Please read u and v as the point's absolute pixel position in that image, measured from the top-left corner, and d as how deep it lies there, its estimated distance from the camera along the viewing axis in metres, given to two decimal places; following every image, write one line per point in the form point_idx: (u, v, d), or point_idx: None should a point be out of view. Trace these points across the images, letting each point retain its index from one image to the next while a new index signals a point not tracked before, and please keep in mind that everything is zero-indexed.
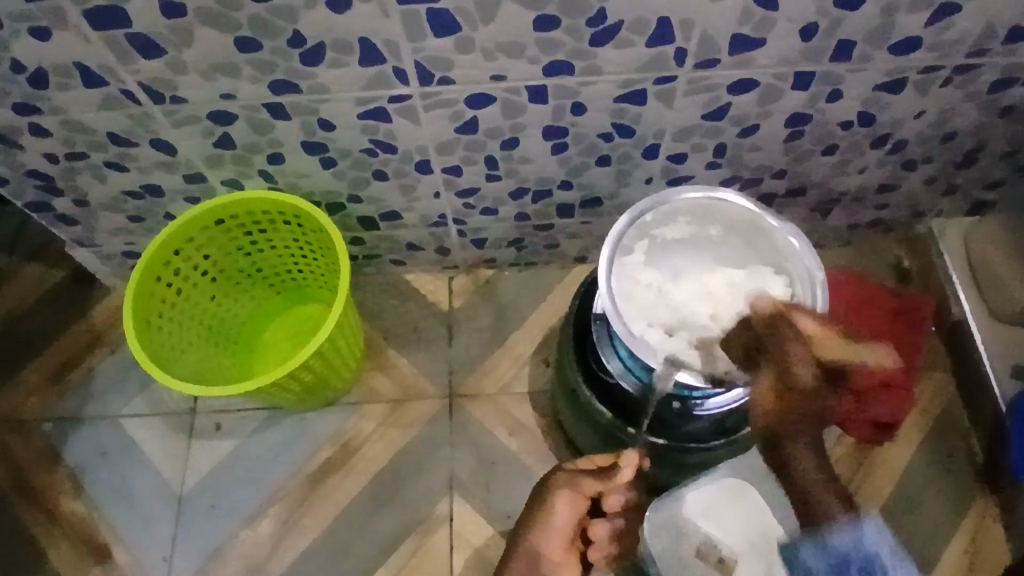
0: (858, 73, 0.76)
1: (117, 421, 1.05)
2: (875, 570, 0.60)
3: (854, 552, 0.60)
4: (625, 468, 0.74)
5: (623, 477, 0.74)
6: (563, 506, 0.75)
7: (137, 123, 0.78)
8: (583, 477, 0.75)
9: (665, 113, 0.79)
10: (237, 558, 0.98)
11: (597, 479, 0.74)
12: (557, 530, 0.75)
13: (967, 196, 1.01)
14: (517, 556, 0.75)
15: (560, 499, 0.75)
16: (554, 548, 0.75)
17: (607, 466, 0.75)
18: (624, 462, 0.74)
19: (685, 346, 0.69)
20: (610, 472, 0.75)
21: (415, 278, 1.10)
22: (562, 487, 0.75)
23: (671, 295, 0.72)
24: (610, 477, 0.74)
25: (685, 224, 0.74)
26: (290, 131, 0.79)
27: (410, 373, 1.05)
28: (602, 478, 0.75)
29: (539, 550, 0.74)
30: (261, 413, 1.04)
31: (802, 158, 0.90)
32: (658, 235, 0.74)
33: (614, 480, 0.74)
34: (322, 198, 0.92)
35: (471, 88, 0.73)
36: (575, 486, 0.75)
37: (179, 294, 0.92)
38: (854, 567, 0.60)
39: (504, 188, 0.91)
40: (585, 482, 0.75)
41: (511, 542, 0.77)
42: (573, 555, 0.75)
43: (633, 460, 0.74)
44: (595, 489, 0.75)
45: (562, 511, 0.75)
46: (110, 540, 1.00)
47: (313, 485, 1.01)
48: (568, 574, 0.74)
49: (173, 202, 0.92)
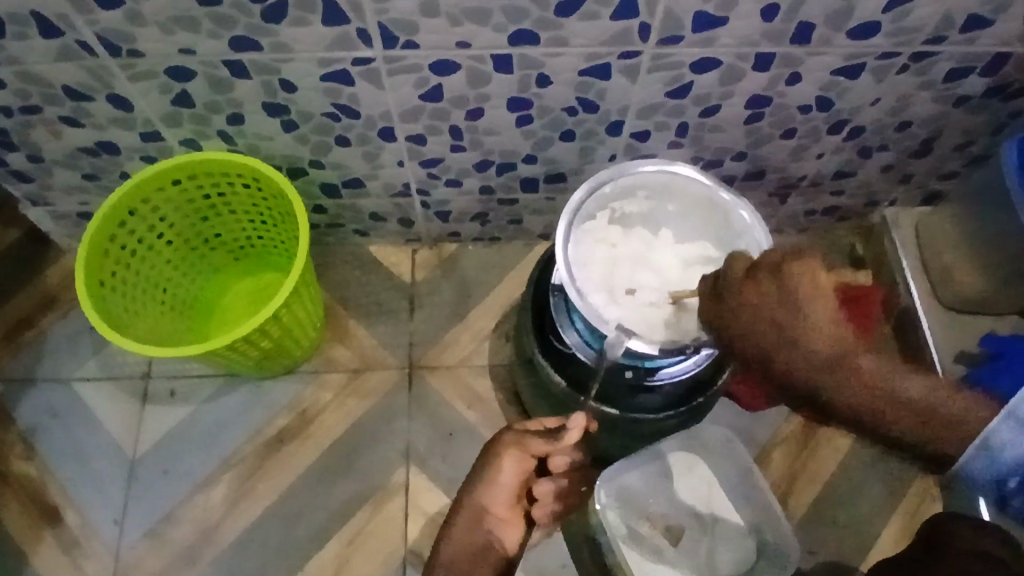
0: (818, 56, 0.78)
1: (69, 383, 1.04)
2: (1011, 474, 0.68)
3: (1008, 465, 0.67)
4: (573, 429, 0.70)
5: (571, 438, 0.70)
6: (509, 467, 0.69)
7: (93, 76, 0.76)
8: (532, 437, 0.70)
9: (629, 89, 0.80)
10: (190, 523, 0.97)
11: (544, 440, 0.70)
12: (502, 490, 0.68)
13: (920, 186, 1.04)
14: (460, 513, 0.67)
15: (507, 460, 0.69)
16: (500, 507, 0.68)
17: (553, 428, 0.72)
18: (571, 425, 0.71)
19: (635, 318, 0.70)
20: (558, 434, 0.71)
21: (377, 249, 1.10)
22: (510, 448, 0.69)
23: (625, 274, 0.74)
24: (558, 438, 0.70)
25: (644, 198, 0.75)
26: (251, 91, 0.78)
27: (370, 344, 1.05)
28: (550, 439, 0.70)
29: (484, 506, 0.67)
30: (217, 379, 1.03)
31: (762, 141, 0.91)
32: (614, 208, 0.74)
33: (564, 441, 0.70)
34: (283, 162, 0.91)
35: (436, 54, 0.73)
36: (523, 447, 0.69)
37: (134, 256, 0.91)
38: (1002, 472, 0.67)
39: (469, 159, 0.91)
40: (533, 442, 0.70)
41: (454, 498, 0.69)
42: (517, 514, 0.70)
43: (580, 422, 0.71)
44: (543, 451, 0.70)
45: (507, 470, 0.69)
46: (59, 504, 0.98)
47: (268, 452, 1.00)
48: (511, 534, 0.68)
49: (130, 160, 0.90)
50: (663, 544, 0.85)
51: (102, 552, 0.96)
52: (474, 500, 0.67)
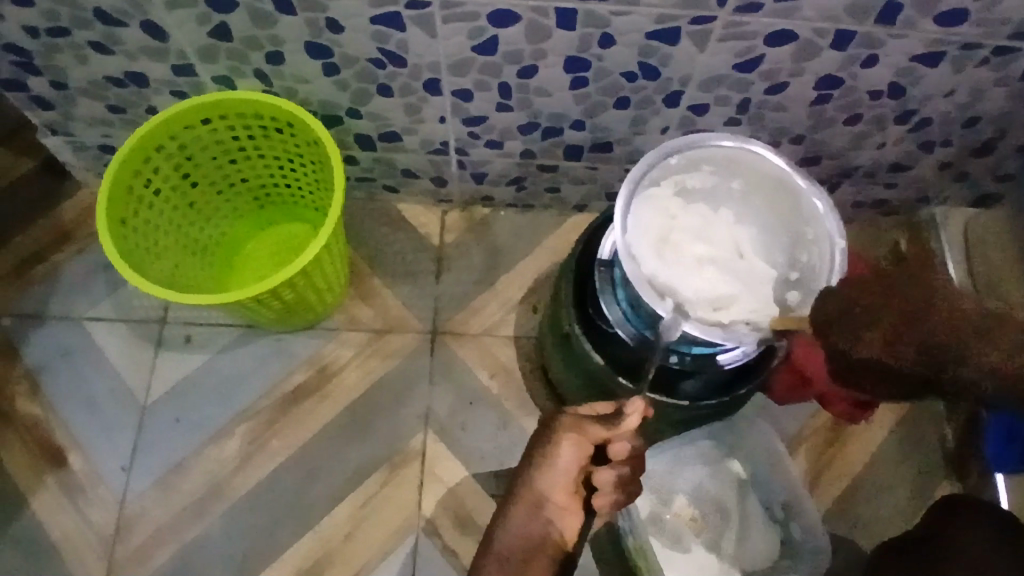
0: (900, 38, 0.73)
1: (82, 323, 1.00)
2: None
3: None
4: (633, 414, 0.61)
5: (631, 424, 0.61)
6: (566, 454, 0.62)
7: (128, 0, 0.71)
8: (589, 422, 0.62)
9: (695, 57, 0.75)
10: (200, 475, 0.95)
11: (602, 426, 0.61)
12: (560, 478, 0.62)
13: (976, 185, 1.00)
14: (517, 502, 0.62)
15: (564, 446, 0.62)
16: (558, 497, 0.62)
17: (613, 412, 0.63)
18: (629, 410, 0.62)
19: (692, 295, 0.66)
20: (616, 419, 0.62)
21: (406, 207, 1.06)
22: (566, 434, 0.62)
23: (683, 247, 0.69)
24: (617, 424, 0.62)
25: (713, 171, 0.70)
26: (294, 29, 0.73)
27: (394, 305, 1.02)
28: (607, 424, 0.62)
29: (538, 499, 0.61)
30: (234, 329, 1.00)
31: (824, 125, 0.86)
32: (679, 177, 0.69)
33: (622, 427, 0.61)
34: (319, 109, 0.86)
35: (496, 3, 0.68)
36: (580, 433, 0.62)
37: (158, 196, 0.87)
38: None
39: (515, 120, 0.87)
40: (590, 428, 0.62)
41: (511, 487, 0.64)
42: (577, 502, 0.62)
43: (639, 407, 0.62)
44: (601, 438, 0.61)
45: (564, 458, 0.62)
46: (68, 446, 0.96)
47: (283, 408, 0.97)
48: (571, 525, 0.61)
49: (159, 94, 0.86)
50: (684, 532, 0.83)
51: (108, 497, 0.94)
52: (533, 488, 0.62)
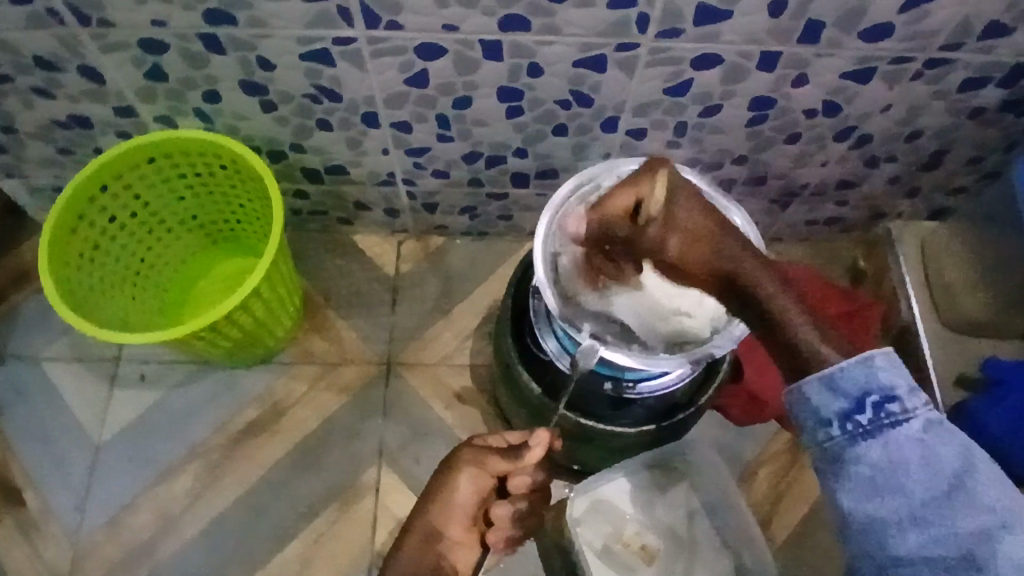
0: (826, 58, 0.73)
1: (36, 362, 1.00)
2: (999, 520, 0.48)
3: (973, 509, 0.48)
4: (537, 445, 0.67)
5: (535, 454, 0.66)
6: (466, 486, 0.66)
7: (62, 45, 0.72)
8: (491, 455, 0.67)
9: (626, 83, 0.76)
10: (152, 513, 0.94)
11: (504, 459, 0.66)
12: (458, 511, 0.65)
13: (928, 201, 1.00)
14: (410, 535, 0.64)
15: (464, 477, 0.66)
16: (453, 532, 0.64)
17: (517, 445, 0.68)
18: (534, 441, 0.67)
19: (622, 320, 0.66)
20: (520, 451, 0.67)
21: (361, 238, 1.06)
22: (467, 466, 0.66)
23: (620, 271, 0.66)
24: (520, 455, 0.67)
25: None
26: (227, 68, 0.74)
27: (348, 337, 1.02)
28: (511, 457, 0.67)
29: (436, 530, 0.64)
30: (188, 366, 1.00)
31: (764, 145, 0.87)
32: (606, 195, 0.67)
33: (526, 458, 0.66)
34: (262, 144, 0.87)
35: (422, 36, 0.69)
36: (482, 465, 0.66)
37: (104, 236, 0.87)
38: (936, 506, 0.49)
39: (457, 150, 0.87)
40: (492, 459, 0.67)
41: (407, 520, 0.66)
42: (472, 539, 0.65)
43: (544, 439, 0.67)
44: (502, 469, 0.66)
45: (464, 488, 0.66)
46: (20, 487, 0.95)
47: (236, 444, 0.97)
48: (465, 557, 0.64)
49: (104, 134, 0.87)
50: (637, 562, 0.81)
51: (60, 539, 0.93)
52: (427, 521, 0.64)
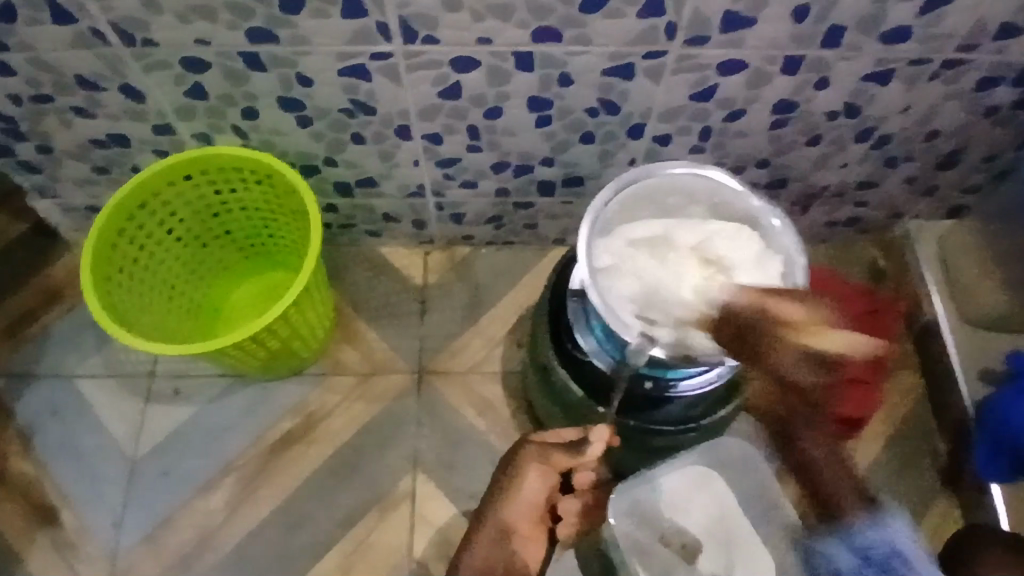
0: (847, 61, 0.75)
1: (72, 380, 1.02)
2: (901, 557, 0.63)
3: (883, 546, 0.64)
4: (598, 440, 0.71)
5: (596, 450, 0.71)
6: (534, 480, 0.70)
7: (107, 66, 0.74)
8: (555, 450, 0.72)
9: (652, 90, 0.78)
10: (190, 527, 0.95)
11: (569, 453, 0.71)
12: (526, 505, 0.69)
13: (946, 200, 1.02)
14: (482, 531, 0.67)
15: (530, 471, 0.70)
16: (524, 523, 0.68)
17: (577, 440, 0.73)
18: (594, 436, 0.71)
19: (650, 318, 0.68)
20: (581, 447, 0.71)
21: (389, 251, 1.08)
22: (534, 460, 0.71)
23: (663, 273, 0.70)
24: (581, 451, 0.71)
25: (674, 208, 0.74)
26: (266, 85, 0.77)
27: (378, 347, 1.03)
28: (574, 452, 0.72)
29: (509, 523, 0.68)
30: (221, 379, 1.02)
31: (786, 148, 0.89)
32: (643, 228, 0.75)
33: (588, 454, 0.71)
34: (296, 160, 0.90)
35: (456, 49, 0.71)
36: (547, 460, 0.71)
37: (143, 251, 0.89)
38: (875, 564, 0.63)
39: (486, 160, 0.89)
40: (556, 454, 0.71)
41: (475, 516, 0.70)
42: (540, 531, 0.69)
43: (604, 435, 0.72)
44: (568, 463, 0.71)
45: (533, 483, 0.70)
46: (58, 504, 0.96)
47: (272, 456, 0.98)
48: (535, 550, 0.68)
49: (141, 153, 0.89)
50: (676, 563, 0.80)
51: (100, 554, 0.94)
52: (501, 515, 0.68)
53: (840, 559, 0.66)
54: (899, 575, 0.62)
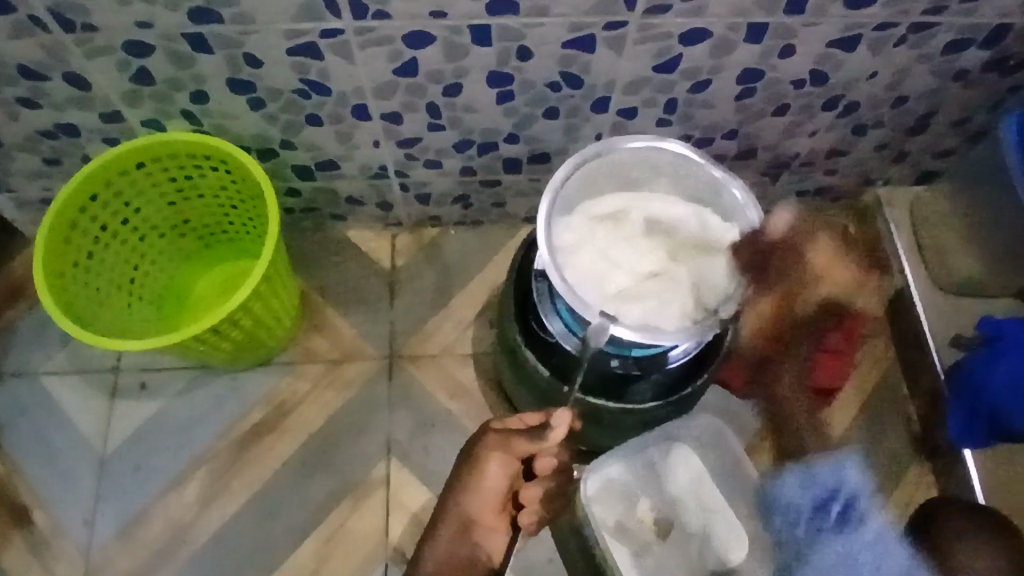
0: (812, 27, 0.73)
1: (35, 378, 0.99)
2: (853, 502, 0.73)
3: (837, 484, 0.74)
4: (559, 425, 0.71)
5: (556, 436, 0.72)
6: (495, 470, 0.74)
7: (45, 53, 0.71)
8: (515, 438, 0.74)
9: (615, 62, 0.76)
10: (163, 523, 0.94)
11: (528, 441, 0.73)
12: (488, 495, 0.75)
13: (916, 165, 1.01)
14: (447, 523, 0.74)
15: (492, 462, 0.74)
16: (486, 511, 0.75)
17: (539, 425, 0.74)
18: (554, 422, 0.72)
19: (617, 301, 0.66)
20: (542, 433, 0.73)
21: (355, 234, 1.06)
22: (493, 451, 0.74)
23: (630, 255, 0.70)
24: (541, 438, 0.73)
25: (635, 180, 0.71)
26: (215, 67, 0.74)
27: (348, 333, 1.01)
28: (534, 439, 0.73)
29: (471, 513, 0.74)
30: (188, 372, 0.99)
31: (754, 118, 0.87)
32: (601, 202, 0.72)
33: (548, 440, 0.73)
34: (252, 144, 0.87)
35: (410, 24, 0.69)
36: (507, 448, 0.74)
37: (97, 244, 0.86)
38: (832, 503, 0.73)
39: (449, 139, 0.87)
40: (516, 443, 0.74)
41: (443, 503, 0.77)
42: (502, 518, 0.76)
43: (565, 419, 0.72)
44: (527, 451, 0.73)
45: (494, 473, 0.74)
46: (26, 506, 0.94)
47: (244, 447, 0.96)
48: (496, 534, 0.76)
49: (90, 142, 0.85)
50: (651, 539, 0.82)
51: (71, 555, 0.92)
52: (462, 504, 0.74)
53: (798, 492, 0.76)
54: (852, 523, 0.71)
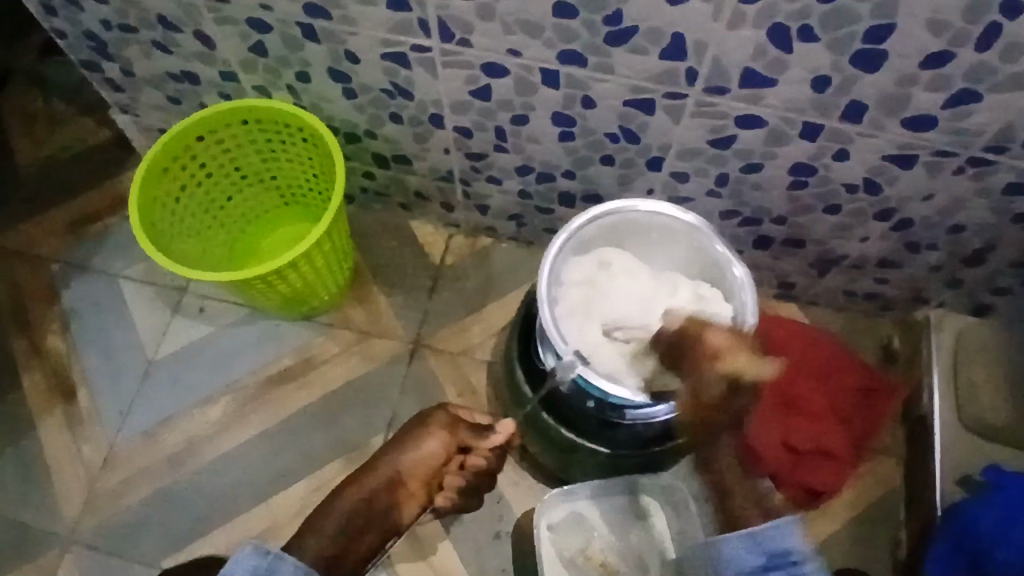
0: (868, 139, 0.75)
1: (117, 280, 1.13)
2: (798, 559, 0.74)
3: (785, 546, 0.74)
4: (501, 432, 0.87)
5: (497, 439, 0.87)
6: (434, 442, 0.87)
7: (184, 13, 0.83)
8: (461, 427, 0.88)
9: (672, 129, 0.80)
10: (183, 433, 1.05)
11: (472, 433, 0.88)
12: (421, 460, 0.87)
13: (970, 295, 0.99)
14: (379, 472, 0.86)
15: (433, 436, 0.87)
16: (412, 476, 0.86)
17: (485, 426, 0.89)
18: (500, 428, 0.87)
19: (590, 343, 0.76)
20: (487, 433, 0.87)
21: (416, 225, 1.14)
22: (440, 429, 0.88)
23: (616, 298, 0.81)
24: (484, 436, 0.87)
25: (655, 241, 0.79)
26: (318, 55, 0.83)
27: (385, 312, 1.10)
28: (478, 435, 0.88)
29: (399, 471, 0.86)
30: (240, 309, 1.11)
31: (803, 210, 0.89)
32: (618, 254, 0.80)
33: (489, 439, 0.87)
34: (340, 126, 0.97)
35: (488, 55, 0.76)
36: (450, 432, 0.88)
37: (193, 180, 0.98)
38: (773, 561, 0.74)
39: (511, 161, 0.94)
40: (462, 431, 0.88)
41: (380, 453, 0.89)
42: (422, 489, 0.87)
43: (508, 429, 0.87)
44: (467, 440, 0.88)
45: (432, 446, 0.87)
46: (80, 385, 1.08)
47: (267, 387, 1.07)
48: (413, 500, 0.87)
49: (208, 93, 0.98)
50: None
51: (102, 437, 1.05)
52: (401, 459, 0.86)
53: (746, 556, 0.75)
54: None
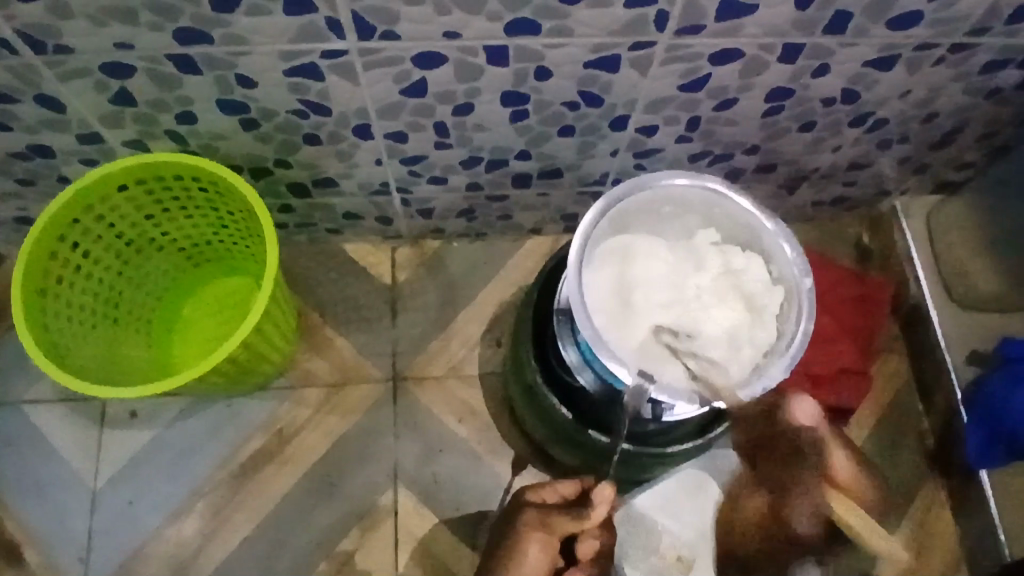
0: (850, 47, 0.69)
1: (18, 407, 0.94)
2: None
3: None
4: (599, 506, 0.75)
5: (599, 514, 0.75)
6: (536, 549, 0.78)
7: (15, 76, 0.65)
8: (555, 515, 0.78)
9: (638, 82, 0.71)
10: (162, 558, 0.90)
11: (571, 520, 0.76)
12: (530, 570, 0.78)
13: (937, 176, 0.97)
14: None
15: (533, 542, 0.78)
16: None
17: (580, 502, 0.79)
18: (596, 501, 0.75)
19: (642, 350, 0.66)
20: (584, 513, 0.76)
21: (352, 248, 1.01)
22: (535, 531, 0.78)
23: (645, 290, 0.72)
24: (584, 517, 0.76)
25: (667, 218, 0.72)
26: (203, 89, 0.68)
27: (349, 355, 0.97)
28: (576, 518, 0.76)
29: None
30: (181, 400, 0.94)
31: (778, 134, 0.83)
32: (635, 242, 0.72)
33: (591, 519, 0.75)
34: (244, 164, 0.81)
35: (420, 45, 0.63)
36: (548, 528, 0.78)
37: (79, 271, 0.80)
38: None
39: (456, 156, 0.82)
40: (557, 520, 0.77)
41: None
42: None
43: (606, 497, 0.75)
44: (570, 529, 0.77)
45: (536, 552, 0.78)
46: (17, 542, 0.90)
47: (243, 476, 0.92)
48: None
49: (68, 163, 0.79)
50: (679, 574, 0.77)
51: None
52: None
53: None
54: None
